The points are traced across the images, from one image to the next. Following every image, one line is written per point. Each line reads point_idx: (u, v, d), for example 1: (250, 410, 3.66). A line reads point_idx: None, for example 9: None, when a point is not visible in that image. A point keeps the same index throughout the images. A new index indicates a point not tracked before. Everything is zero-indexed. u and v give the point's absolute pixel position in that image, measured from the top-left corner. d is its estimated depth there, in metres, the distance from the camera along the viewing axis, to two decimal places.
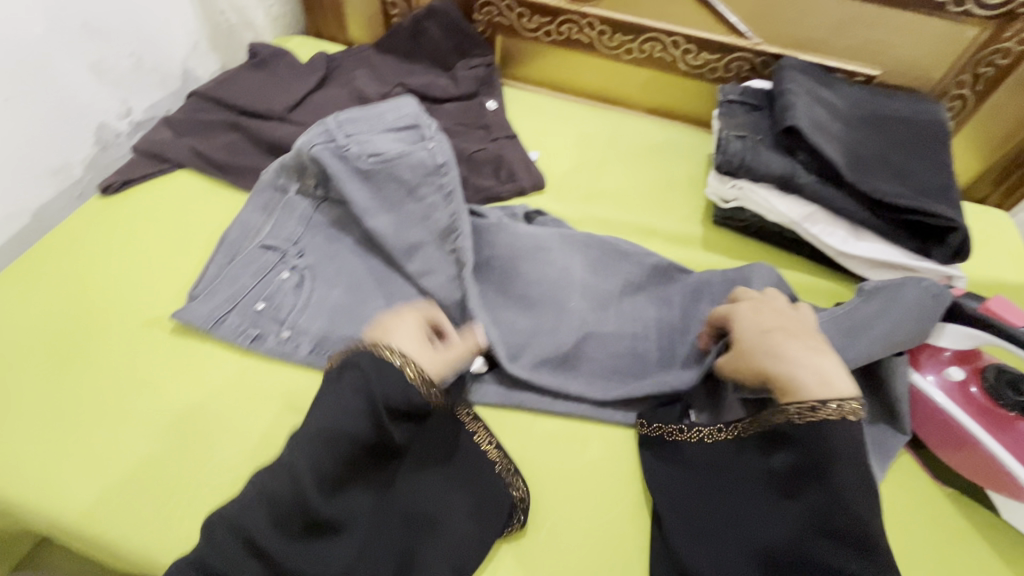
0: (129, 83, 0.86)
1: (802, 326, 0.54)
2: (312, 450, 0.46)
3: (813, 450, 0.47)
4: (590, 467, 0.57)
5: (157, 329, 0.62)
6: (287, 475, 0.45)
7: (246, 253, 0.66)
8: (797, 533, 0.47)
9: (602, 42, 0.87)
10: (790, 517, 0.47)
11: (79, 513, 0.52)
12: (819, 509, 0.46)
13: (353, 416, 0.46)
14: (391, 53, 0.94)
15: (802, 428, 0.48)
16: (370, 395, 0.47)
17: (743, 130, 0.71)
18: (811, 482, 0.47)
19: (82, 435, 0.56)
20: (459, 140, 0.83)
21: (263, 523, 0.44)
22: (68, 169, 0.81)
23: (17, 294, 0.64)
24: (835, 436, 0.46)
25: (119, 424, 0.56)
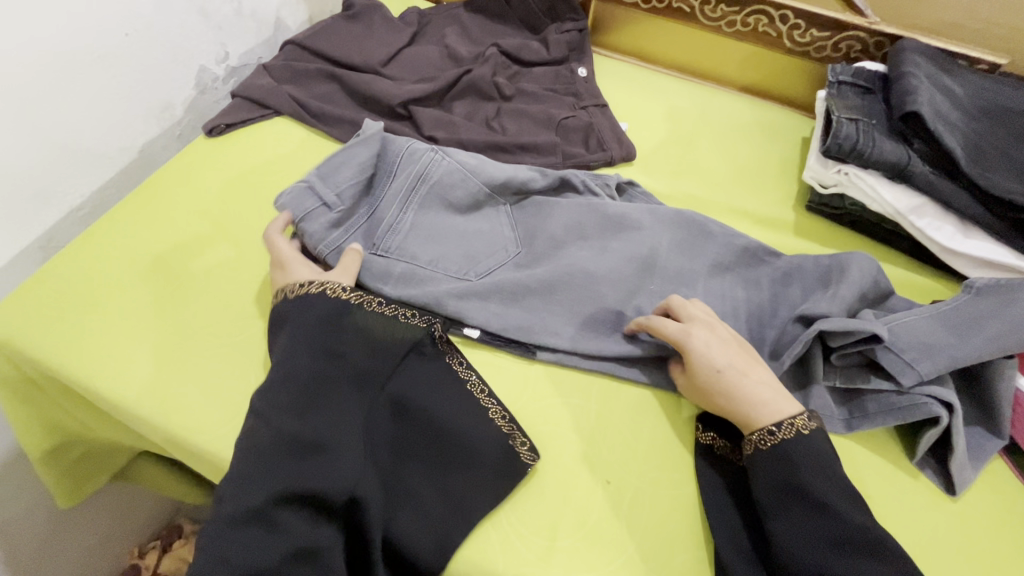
0: (228, 27, 0.88)
1: (741, 350, 0.55)
2: (277, 412, 0.50)
3: (786, 473, 0.48)
4: (634, 443, 0.56)
5: (255, 263, 0.65)
6: (269, 426, 0.49)
7: (336, 220, 0.63)
8: (822, 549, 0.45)
9: (703, 13, 0.84)
10: (810, 533, 0.46)
11: (181, 425, 0.55)
12: (822, 540, 0.45)
13: (312, 360, 0.52)
14: (482, 12, 0.93)
15: (762, 450, 0.50)
16: (321, 346, 0.53)
17: (856, 113, 0.68)
18: (798, 507, 0.47)
19: (184, 354, 0.59)
20: (548, 105, 0.82)
21: (251, 476, 0.47)
22: (170, 108, 0.84)
23: (129, 220, 0.68)
24: (799, 452, 0.48)
25: (221, 348, 0.59)
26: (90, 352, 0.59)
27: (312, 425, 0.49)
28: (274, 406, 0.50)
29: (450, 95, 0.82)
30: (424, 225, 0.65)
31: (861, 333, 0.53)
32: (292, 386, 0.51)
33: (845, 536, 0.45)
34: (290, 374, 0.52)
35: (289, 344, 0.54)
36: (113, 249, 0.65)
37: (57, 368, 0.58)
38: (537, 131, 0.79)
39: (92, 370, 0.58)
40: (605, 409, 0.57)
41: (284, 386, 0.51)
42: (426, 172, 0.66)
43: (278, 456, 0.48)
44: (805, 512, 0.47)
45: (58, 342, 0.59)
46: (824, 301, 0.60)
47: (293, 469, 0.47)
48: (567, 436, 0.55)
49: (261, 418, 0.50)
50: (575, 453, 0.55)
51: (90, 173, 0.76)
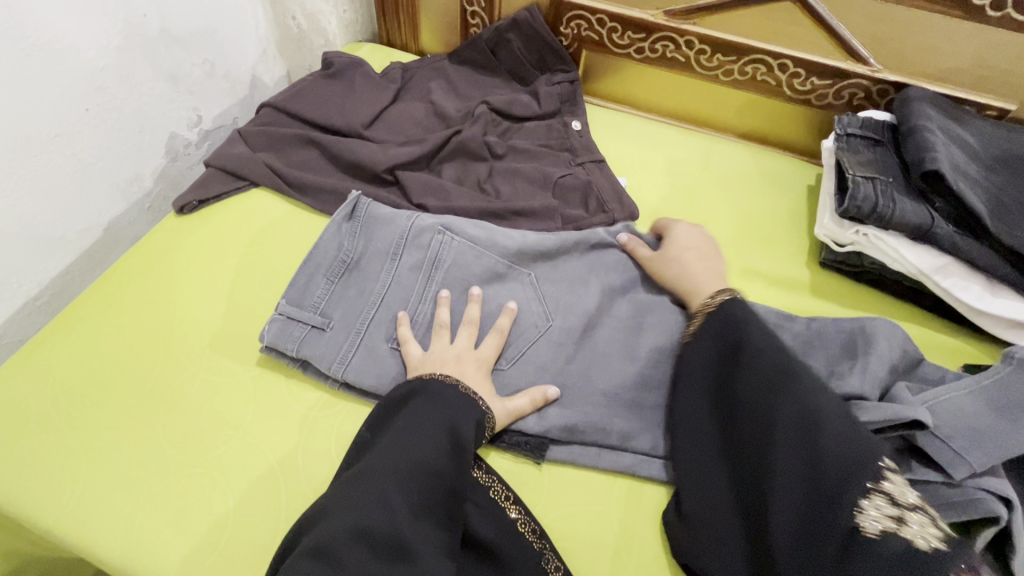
0: (199, 91, 0.83)
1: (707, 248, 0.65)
2: (384, 500, 0.44)
3: (724, 335, 0.52)
4: (663, 552, 0.51)
5: (240, 363, 0.59)
6: (377, 505, 0.44)
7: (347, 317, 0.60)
8: (760, 395, 0.47)
9: (699, 62, 0.80)
10: (748, 384, 0.48)
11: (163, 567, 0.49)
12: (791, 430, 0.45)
13: (435, 452, 0.48)
14: (468, 65, 0.89)
15: (715, 341, 0.52)
16: (453, 432, 0.49)
17: (870, 169, 0.65)
18: (737, 365, 0.50)
19: (166, 480, 0.52)
20: (543, 163, 0.78)
21: (344, 565, 0.40)
22: (139, 181, 0.78)
23: (87, 315, 0.62)
24: (737, 311, 0.53)
25: (207, 468, 0.53)
26: (55, 482, 0.52)
27: (412, 528, 0.44)
28: (389, 487, 0.45)
29: (439, 157, 0.78)
30: (428, 311, 0.61)
31: (896, 416, 0.50)
32: (404, 470, 0.46)
33: (778, 377, 0.47)
34: (407, 458, 0.47)
35: (414, 418, 0.50)
36: (78, 352, 0.59)
37: (12, 503, 0.51)
38: (533, 193, 0.75)
39: (57, 504, 0.51)
40: (625, 513, 0.52)
41: (396, 469, 0.46)
42: (438, 256, 0.63)
43: (377, 548, 0.42)
44: (763, 396, 0.47)
45: (13, 469, 0.52)
46: (853, 376, 0.56)
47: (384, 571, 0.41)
48: (585, 550, 0.50)
49: (376, 497, 0.44)
50: (598, 564, 0.50)
51: (49, 258, 0.70)
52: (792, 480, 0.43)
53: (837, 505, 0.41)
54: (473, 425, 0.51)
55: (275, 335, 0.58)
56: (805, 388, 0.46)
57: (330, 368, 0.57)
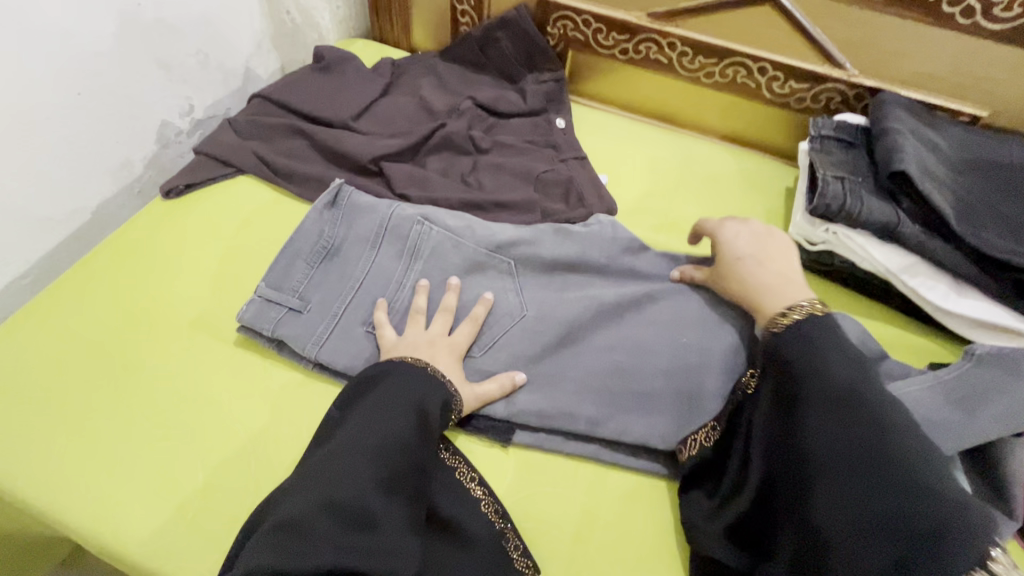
0: (192, 81, 0.85)
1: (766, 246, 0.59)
2: (350, 472, 0.45)
3: (796, 357, 0.47)
4: (624, 536, 0.52)
5: (218, 344, 0.60)
6: (343, 477, 0.45)
7: (324, 302, 0.61)
8: (842, 439, 0.42)
9: (681, 64, 0.82)
10: (824, 426, 0.43)
11: (137, 540, 0.50)
12: (872, 469, 0.40)
13: (403, 429, 0.49)
14: (457, 62, 0.91)
15: (780, 370, 0.47)
16: (421, 411, 0.50)
17: (842, 170, 0.66)
18: (807, 398, 0.45)
19: (144, 456, 0.53)
20: (526, 159, 0.80)
21: (308, 532, 0.41)
22: (129, 166, 0.80)
23: (71, 293, 0.63)
24: (795, 334, 0.48)
25: (185, 445, 0.54)
26: (32, 452, 0.53)
27: (378, 501, 0.45)
28: (355, 462, 0.46)
29: (424, 150, 0.79)
30: (405, 297, 0.62)
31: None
32: (370, 446, 0.47)
33: (858, 418, 0.42)
34: (373, 434, 0.48)
35: (383, 397, 0.51)
36: (61, 329, 0.60)
37: None
38: (513, 187, 0.76)
39: (35, 477, 0.52)
40: (589, 497, 0.54)
41: (362, 445, 0.47)
42: (416, 245, 0.64)
43: (339, 516, 0.42)
44: (842, 438, 0.42)
45: None
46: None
47: (344, 539, 0.41)
48: (544, 529, 0.52)
49: (343, 470, 0.45)
50: (555, 542, 0.51)
51: (37, 238, 0.71)
52: (878, 548, 0.37)
53: (908, 536, 0.37)
54: (439, 402, 0.52)
55: (253, 315, 0.59)
56: (885, 426, 0.41)
57: (305, 349, 0.58)
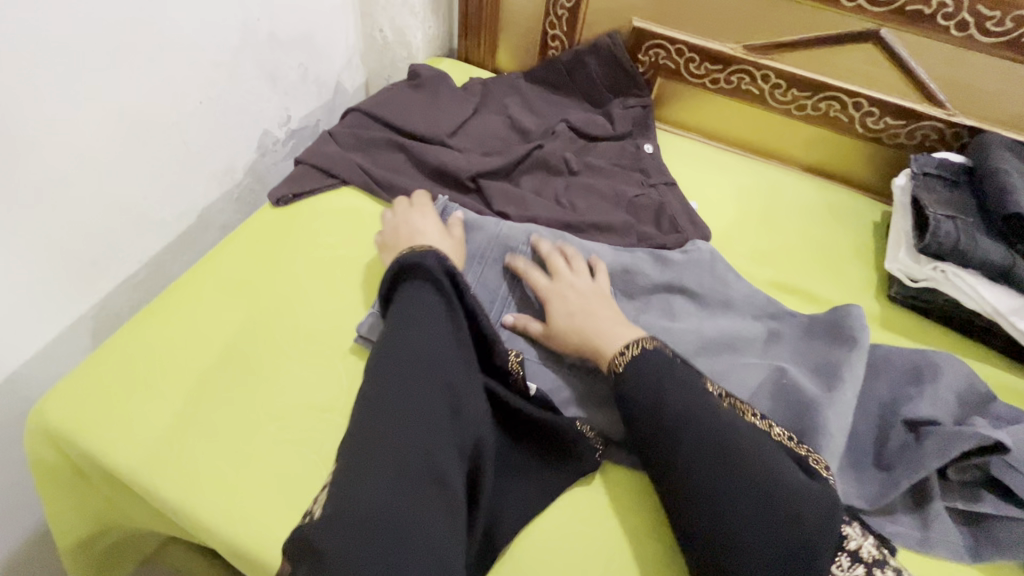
0: (291, 92, 0.88)
1: (600, 303, 0.60)
2: (420, 346, 0.51)
3: (639, 391, 0.52)
4: None
5: (302, 335, 0.62)
6: (412, 346, 0.51)
7: None
8: (709, 467, 0.47)
9: (773, 96, 0.83)
10: (692, 456, 0.48)
11: (222, 518, 0.51)
12: (698, 446, 0.48)
13: (444, 319, 0.53)
14: (544, 84, 0.93)
15: (637, 407, 0.52)
16: (449, 293, 0.55)
17: (950, 209, 0.66)
18: (665, 430, 0.50)
19: (218, 431, 0.55)
20: (617, 182, 0.81)
21: (411, 396, 0.48)
22: (232, 172, 0.82)
23: (187, 291, 0.65)
24: (640, 368, 0.53)
25: (258, 423, 0.56)
26: (148, 442, 0.54)
27: (451, 392, 0.50)
28: (415, 334, 0.52)
29: (519, 169, 0.81)
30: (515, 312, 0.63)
31: (974, 439, 0.51)
32: (416, 348, 0.51)
33: (713, 441, 0.48)
34: (416, 335, 0.52)
35: (415, 291, 0.55)
36: (176, 326, 0.62)
37: (112, 459, 0.54)
38: (607, 210, 0.77)
39: (121, 450, 0.54)
40: None
41: (410, 349, 0.51)
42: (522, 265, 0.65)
43: (421, 379, 0.49)
44: (709, 464, 0.48)
45: (108, 429, 0.55)
46: (924, 401, 0.57)
47: (439, 402, 0.49)
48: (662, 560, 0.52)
49: (414, 341, 0.51)
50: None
51: (149, 239, 0.74)
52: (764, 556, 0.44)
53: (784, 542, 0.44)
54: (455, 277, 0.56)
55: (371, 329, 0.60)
56: (735, 445, 0.48)
57: None
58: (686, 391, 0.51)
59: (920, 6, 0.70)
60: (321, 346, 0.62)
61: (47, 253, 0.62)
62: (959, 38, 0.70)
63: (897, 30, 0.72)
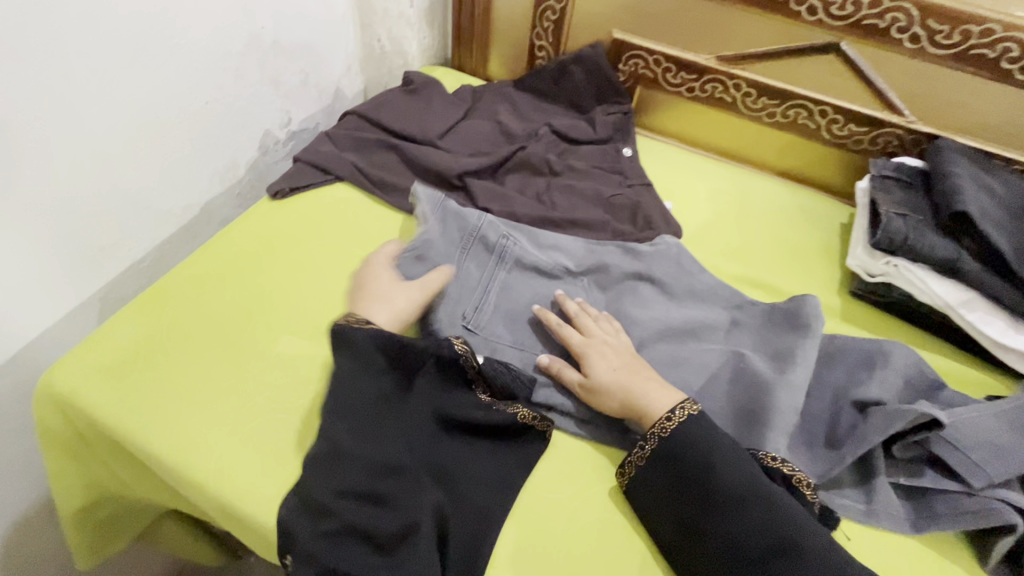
0: (292, 96, 0.94)
1: (639, 363, 0.62)
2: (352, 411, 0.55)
3: (672, 446, 0.55)
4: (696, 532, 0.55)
5: (296, 317, 0.67)
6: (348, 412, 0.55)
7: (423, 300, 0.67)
8: (752, 522, 0.50)
9: (745, 104, 0.88)
10: (733, 513, 0.51)
11: (215, 479, 0.56)
12: (742, 500, 0.51)
13: (367, 382, 0.56)
14: (530, 91, 0.98)
15: (669, 463, 0.55)
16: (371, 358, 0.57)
17: (904, 208, 0.70)
18: (705, 485, 0.53)
19: (227, 407, 0.60)
20: (596, 183, 0.85)
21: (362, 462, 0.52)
22: (234, 169, 0.88)
23: (186, 275, 0.70)
24: (678, 427, 0.56)
25: (261, 398, 0.61)
26: (149, 411, 0.59)
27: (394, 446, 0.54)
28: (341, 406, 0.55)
29: (504, 169, 0.86)
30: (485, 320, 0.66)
31: (914, 415, 0.55)
32: (362, 410, 0.55)
33: (749, 494, 0.51)
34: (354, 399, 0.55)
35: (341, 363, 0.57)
36: (176, 307, 0.67)
37: (115, 424, 0.59)
38: (585, 208, 0.82)
39: (128, 416, 0.59)
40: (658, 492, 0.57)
41: (355, 407, 0.55)
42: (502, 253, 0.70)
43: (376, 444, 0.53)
44: (749, 518, 0.50)
45: (111, 398, 0.60)
46: (873, 384, 0.61)
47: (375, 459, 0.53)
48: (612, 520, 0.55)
49: (351, 406, 0.55)
50: (602, 555, 0.53)
51: (155, 229, 0.79)
52: None
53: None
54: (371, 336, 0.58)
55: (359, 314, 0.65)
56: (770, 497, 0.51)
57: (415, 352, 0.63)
58: (733, 466, 0.53)
59: (876, 20, 0.74)
60: (311, 327, 0.67)
61: (60, 239, 0.68)
62: (913, 50, 0.75)
63: (857, 43, 0.77)
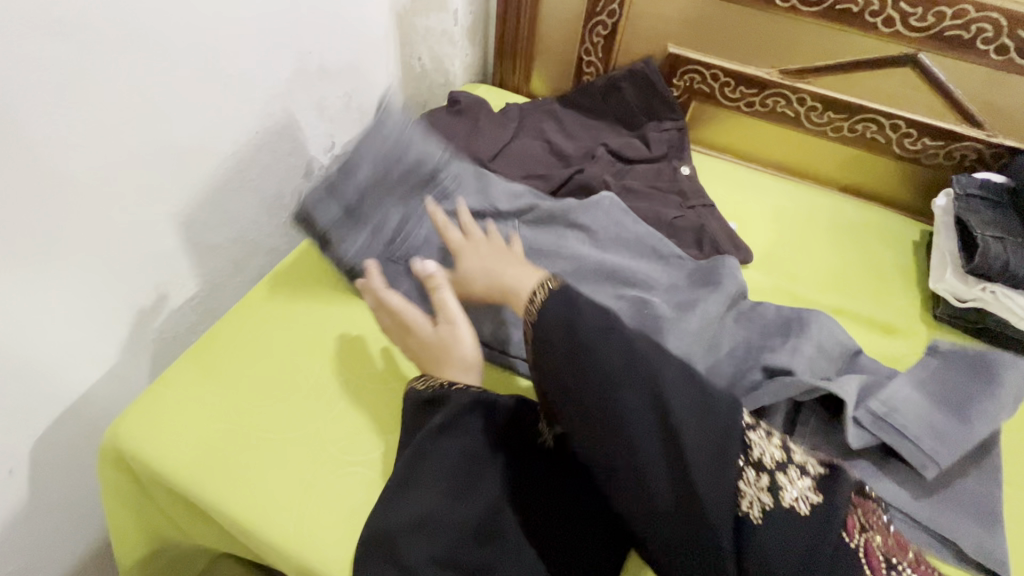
0: (336, 120, 0.91)
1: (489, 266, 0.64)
2: (421, 462, 0.53)
3: (582, 378, 0.45)
4: None
5: (360, 356, 0.65)
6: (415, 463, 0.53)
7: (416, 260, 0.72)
8: (698, 478, 0.42)
9: (808, 118, 0.84)
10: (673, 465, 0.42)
11: (288, 535, 0.53)
12: (683, 451, 0.42)
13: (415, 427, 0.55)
14: (578, 108, 0.95)
15: (592, 412, 0.44)
16: (422, 406, 0.56)
17: (998, 229, 0.67)
18: (628, 424, 0.43)
19: (300, 455, 0.57)
20: (656, 204, 0.82)
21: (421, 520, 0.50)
22: (281, 198, 0.85)
23: (245, 315, 0.68)
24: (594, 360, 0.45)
25: (306, 435, 0.59)
26: (212, 460, 0.57)
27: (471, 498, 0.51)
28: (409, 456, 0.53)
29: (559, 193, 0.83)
30: None
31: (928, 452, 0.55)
32: (451, 477, 0.51)
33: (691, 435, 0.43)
34: (428, 454, 0.53)
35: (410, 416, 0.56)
36: (235, 348, 0.64)
37: (178, 477, 0.56)
38: (634, 220, 0.76)
39: (190, 468, 0.56)
40: None
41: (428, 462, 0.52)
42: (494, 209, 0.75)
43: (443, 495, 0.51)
44: (704, 471, 0.42)
45: (174, 449, 0.57)
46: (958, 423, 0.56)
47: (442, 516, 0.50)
48: None
49: (419, 461, 0.52)
50: None
51: (206, 263, 0.77)
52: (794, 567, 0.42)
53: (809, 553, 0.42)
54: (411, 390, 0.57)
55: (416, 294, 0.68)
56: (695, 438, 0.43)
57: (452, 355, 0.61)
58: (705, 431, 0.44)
59: (959, 31, 0.71)
60: (376, 366, 0.64)
61: (115, 282, 0.66)
62: (999, 61, 0.71)
63: (935, 54, 0.73)
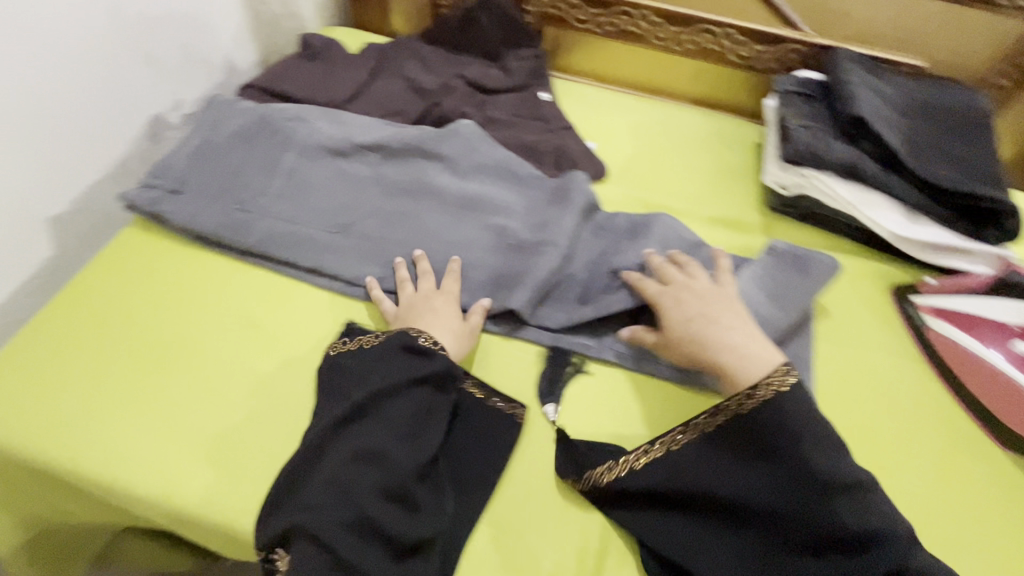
0: (180, 76, 0.85)
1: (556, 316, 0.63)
2: (389, 404, 0.54)
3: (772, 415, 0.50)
4: None
5: (220, 310, 0.65)
6: (387, 401, 0.54)
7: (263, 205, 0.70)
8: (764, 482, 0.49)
9: (654, 34, 0.88)
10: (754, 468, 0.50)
11: (158, 486, 0.54)
12: (751, 440, 0.50)
13: (394, 373, 0.55)
14: (438, 44, 0.93)
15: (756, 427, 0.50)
16: (404, 354, 0.57)
17: (808, 120, 0.75)
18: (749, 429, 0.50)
19: (165, 412, 0.57)
20: (518, 131, 0.84)
21: (371, 448, 0.51)
22: (124, 163, 0.80)
23: (95, 288, 0.66)
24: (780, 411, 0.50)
25: (172, 403, 0.58)
26: (71, 428, 0.56)
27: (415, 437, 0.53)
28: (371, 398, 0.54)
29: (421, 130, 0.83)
30: None
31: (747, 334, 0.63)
32: (405, 419, 0.53)
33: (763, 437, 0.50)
34: (402, 401, 0.54)
35: (385, 363, 0.56)
36: (86, 321, 0.63)
37: (34, 451, 0.55)
38: (493, 145, 0.77)
39: (47, 440, 0.56)
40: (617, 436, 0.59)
41: (403, 411, 0.54)
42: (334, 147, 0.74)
43: (397, 433, 0.52)
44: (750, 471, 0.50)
45: (29, 425, 0.56)
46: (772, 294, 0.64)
47: (391, 449, 0.51)
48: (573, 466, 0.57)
49: (394, 407, 0.54)
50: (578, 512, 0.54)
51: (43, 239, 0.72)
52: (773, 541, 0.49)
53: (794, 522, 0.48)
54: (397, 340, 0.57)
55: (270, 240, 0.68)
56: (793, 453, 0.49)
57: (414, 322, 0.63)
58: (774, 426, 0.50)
59: None
60: (239, 317, 0.65)
61: None
62: None
63: None
